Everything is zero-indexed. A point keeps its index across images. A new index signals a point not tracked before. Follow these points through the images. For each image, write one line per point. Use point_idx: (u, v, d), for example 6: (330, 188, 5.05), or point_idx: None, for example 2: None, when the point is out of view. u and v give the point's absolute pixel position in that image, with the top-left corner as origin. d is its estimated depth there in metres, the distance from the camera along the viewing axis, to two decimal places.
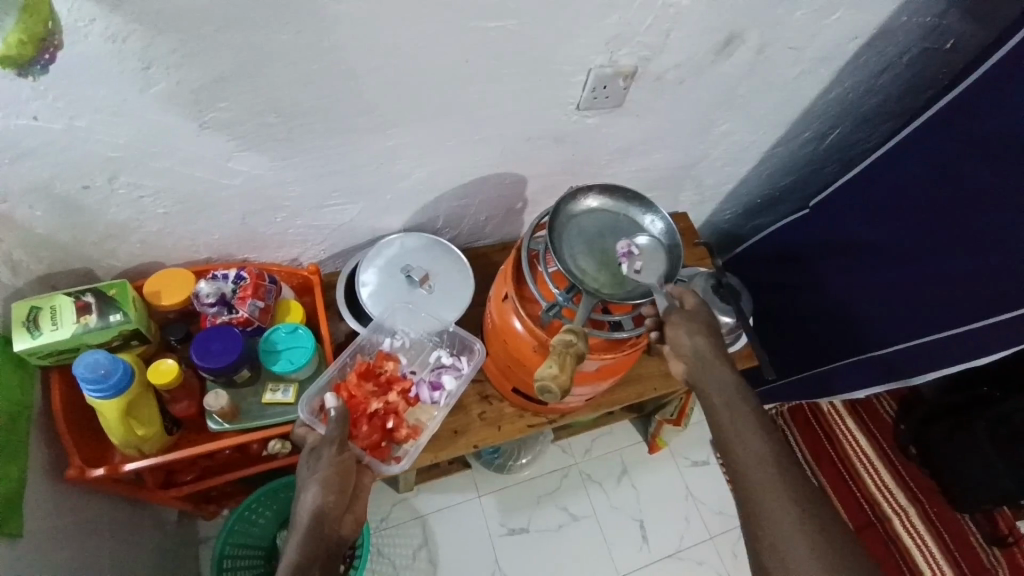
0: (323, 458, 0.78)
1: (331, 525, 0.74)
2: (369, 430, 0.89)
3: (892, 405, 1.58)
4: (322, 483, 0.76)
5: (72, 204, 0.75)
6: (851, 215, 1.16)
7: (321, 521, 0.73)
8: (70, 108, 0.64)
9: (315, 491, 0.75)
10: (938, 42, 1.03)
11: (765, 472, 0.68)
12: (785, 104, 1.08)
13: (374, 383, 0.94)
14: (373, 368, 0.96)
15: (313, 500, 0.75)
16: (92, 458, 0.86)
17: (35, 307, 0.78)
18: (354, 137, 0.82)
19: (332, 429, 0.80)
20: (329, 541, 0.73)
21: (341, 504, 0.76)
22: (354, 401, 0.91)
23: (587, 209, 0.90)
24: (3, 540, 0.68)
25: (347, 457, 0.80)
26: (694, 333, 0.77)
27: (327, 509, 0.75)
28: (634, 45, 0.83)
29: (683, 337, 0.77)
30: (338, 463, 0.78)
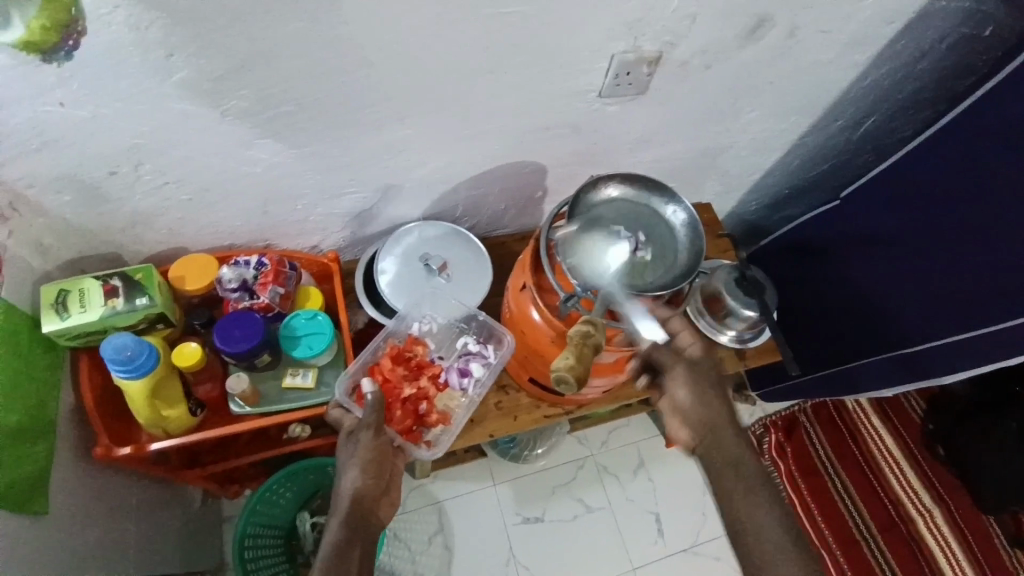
0: (361, 442, 0.81)
1: (369, 508, 0.77)
2: (402, 415, 0.90)
3: (920, 404, 1.55)
4: (361, 467, 0.79)
5: (97, 191, 0.77)
6: (882, 209, 1.12)
7: (359, 505, 0.76)
8: (93, 96, 0.65)
9: (356, 474, 0.78)
10: (981, 27, 0.98)
11: (770, 548, 0.68)
12: (815, 91, 1.04)
13: (405, 367, 0.95)
14: (403, 353, 0.96)
15: (353, 482, 0.78)
16: (118, 438, 0.88)
17: (65, 290, 0.80)
18: (373, 125, 0.82)
19: (369, 414, 0.82)
20: (369, 523, 0.76)
21: (378, 486, 0.79)
22: (387, 386, 0.92)
23: (607, 199, 0.89)
24: (25, 517, 0.72)
25: (382, 441, 0.82)
26: (696, 391, 0.77)
27: (364, 492, 0.78)
28: (659, 30, 0.81)
29: (685, 397, 0.77)
30: (376, 447, 0.81)
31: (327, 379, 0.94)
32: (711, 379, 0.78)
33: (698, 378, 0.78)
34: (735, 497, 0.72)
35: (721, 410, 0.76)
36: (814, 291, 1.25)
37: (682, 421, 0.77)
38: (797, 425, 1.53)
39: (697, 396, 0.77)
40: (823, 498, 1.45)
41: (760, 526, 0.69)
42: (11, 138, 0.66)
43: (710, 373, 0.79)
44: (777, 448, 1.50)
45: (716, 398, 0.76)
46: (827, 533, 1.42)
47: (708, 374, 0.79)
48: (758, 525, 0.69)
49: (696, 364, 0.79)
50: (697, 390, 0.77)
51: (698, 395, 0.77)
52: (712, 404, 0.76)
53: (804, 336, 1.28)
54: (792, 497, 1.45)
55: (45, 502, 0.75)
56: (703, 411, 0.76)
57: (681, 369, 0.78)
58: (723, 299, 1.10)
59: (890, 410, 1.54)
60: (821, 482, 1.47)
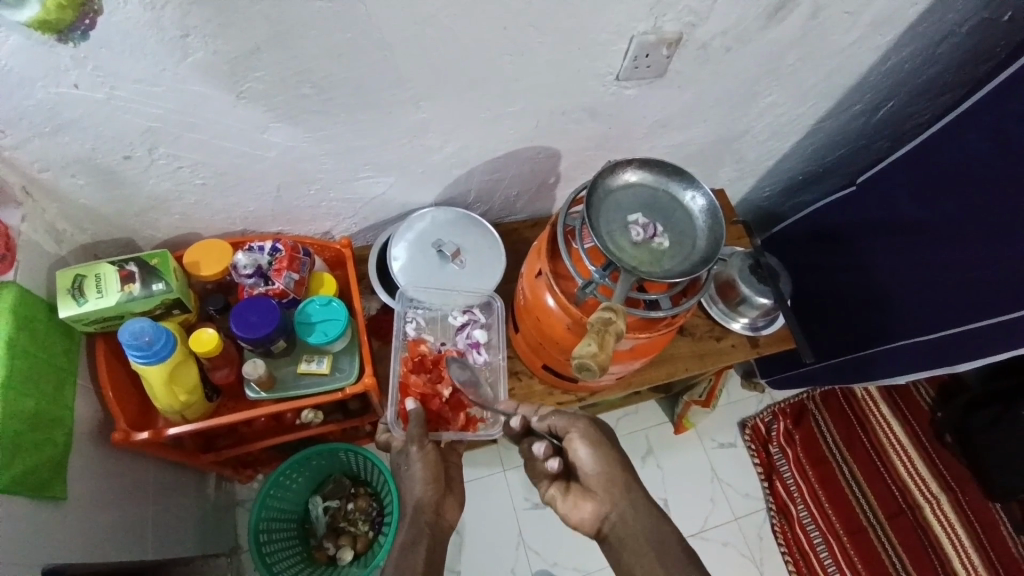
0: (412, 455, 0.80)
1: (434, 515, 0.77)
2: (453, 413, 0.90)
3: (930, 392, 1.54)
4: (420, 476, 0.78)
5: (112, 175, 0.76)
6: (899, 195, 1.10)
7: (422, 513, 0.77)
8: (108, 77, 0.64)
9: (417, 482, 0.78)
10: (1008, 8, 0.96)
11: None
12: (836, 75, 1.02)
13: (426, 371, 0.93)
14: (415, 360, 0.94)
15: (415, 492, 0.78)
16: (135, 423, 0.88)
17: (80, 276, 0.80)
18: (387, 108, 0.80)
19: (412, 428, 0.81)
20: (435, 527, 0.76)
21: (439, 490, 0.79)
22: (424, 397, 0.90)
23: (626, 183, 0.87)
24: (45, 501, 0.73)
25: (431, 450, 0.81)
26: (597, 453, 0.76)
27: (425, 499, 0.77)
28: (680, 11, 0.79)
29: (590, 462, 0.76)
30: (428, 456, 0.80)
31: (342, 365, 0.94)
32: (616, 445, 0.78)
33: (602, 443, 0.77)
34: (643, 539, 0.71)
35: (622, 473, 0.75)
36: (827, 278, 1.24)
37: (595, 492, 0.76)
38: (806, 413, 1.53)
39: (601, 458, 0.76)
40: (830, 486, 1.46)
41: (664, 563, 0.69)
42: (25, 121, 0.66)
43: (611, 435, 0.79)
44: (785, 436, 1.51)
45: (613, 447, 0.77)
46: (835, 520, 1.42)
47: (605, 432, 0.78)
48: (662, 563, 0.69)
49: (598, 430, 0.78)
50: (602, 456, 0.76)
51: (605, 462, 0.76)
52: (612, 470, 0.75)
53: (817, 322, 1.27)
54: (800, 485, 1.46)
55: (62, 488, 0.76)
56: (610, 475, 0.75)
57: (581, 423, 0.78)
58: (737, 286, 1.10)
59: (898, 398, 1.53)
60: (828, 470, 1.47)
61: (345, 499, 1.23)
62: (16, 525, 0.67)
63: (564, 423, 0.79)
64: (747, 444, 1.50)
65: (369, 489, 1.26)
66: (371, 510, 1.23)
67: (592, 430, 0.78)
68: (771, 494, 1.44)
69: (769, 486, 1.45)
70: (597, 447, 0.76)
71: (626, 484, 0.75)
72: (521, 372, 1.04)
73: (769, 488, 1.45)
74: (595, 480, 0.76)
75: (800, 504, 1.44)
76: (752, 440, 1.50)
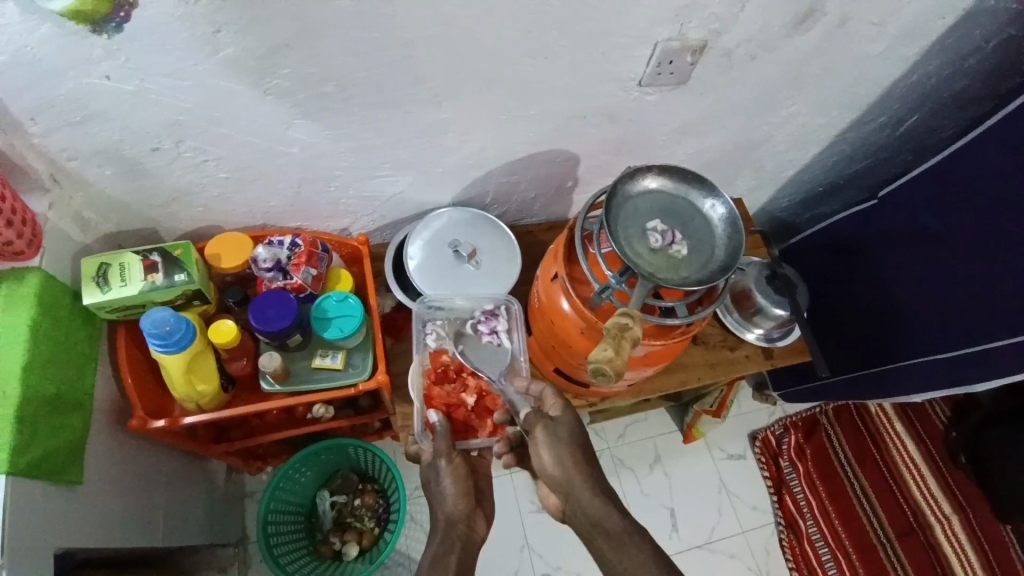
0: (442, 469, 0.80)
1: (467, 526, 0.77)
2: (480, 420, 0.90)
3: (944, 410, 1.51)
4: (451, 488, 0.79)
5: (138, 166, 0.78)
6: (921, 209, 1.09)
7: (454, 525, 0.77)
8: (138, 69, 0.65)
9: (448, 495, 0.79)
10: None
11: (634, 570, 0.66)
12: (859, 86, 1.01)
13: (450, 381, 0.92)
14: (436, 371, 0.92)
15: (446, 505, 0.79)
16: (152, 411, 0.89)
17: (105, 264, 0.82)
18: (408, 107, 0.81)
19: (439, 441, 0.82)
20: (467, 540, 0.76)
21: (470, 502, 0.79)
22: (450, 408, 0.89)
23: (645, 189, 0.87)
24: (61, 485, 0.74)
25: (459, 463, 0.82)
26: (557, 455, 0.74)
27: (456, 511, 0.78)
28: (705, 18, 0.79)
29: (547, 461, 0.74)
30: (458, 470, 0.81)
31: (355, 361, 0.94)
32: (577, 439, 0.76)
33: (560, 439, 0.75)
34: (596, 533, 0.70)
35: (582, 472, 0.74)
36: (845, 291, 1.23)
37: (555, 489, 0.75)
38: (817, 427, 1.51)
39: (559, 460, 0.74)
40: (840, 501, 1.44)
41: (617, 556, 0.68)
42: (57, 110, 0.67)
43: (572, 432, 0.77)
44: (796, 450, 1.49)
45: (572, 447, 0.75)
46: (844, 537, 1.40)
47: (566, 432, 0.76)
48: (615, 556, 0.68)
49: (556, 425, 0.77)
50: (561, 452, 0.74)
51: (561, 458, 0.74)
52: (571, 469, 0.74)
53: (832, 335, 1.26)
54: (810, 499, 1.44)
55: (79, 472, 0.77)
56: (565, 470, 0.74)
57: (541, 429, 0.76)
58: (753, 296, 1.09)
59: (912, 415, 1.51)
60: (839, 486, 1.45)
61: (352, 495, 1.24)
62: (33, 506, 0.68)
63: (528, 424, 0.78)
64: (757, 456, 1.48)
65: (376, 486, 1.26)
66: (377, 507, 1.23)
67: (549, 427, 0.76)
68: (779, 507, 1.43)
69: (777, 499, 1.44)
70: (555, 448, 0.75)
71: (584, 481, 0.73)
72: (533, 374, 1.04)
73: (777, 500, 1.44)
74: (553, 479, 0.75)
75: (808, 518, 1.42)
76: (762, 453, 1.48)
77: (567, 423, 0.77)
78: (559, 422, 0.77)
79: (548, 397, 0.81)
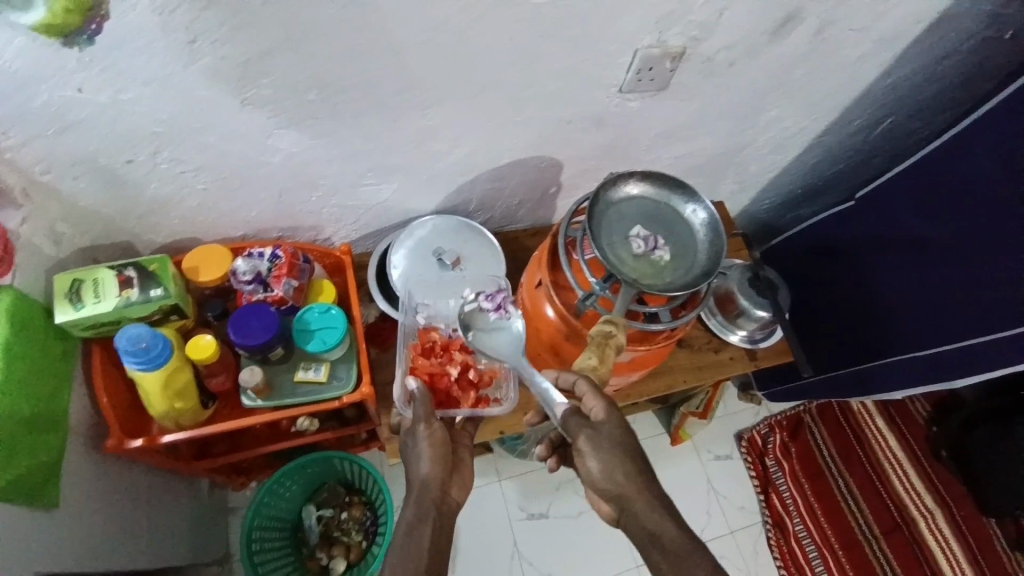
0: (420, 435, 0.77)
1: (440, 493, 0.73)
2: (462, 392, 0.89)
3: (925, 406, 1.54)
4: (427, 453, 0.76)
5: (115, 177, 0.76)
6: (899, 209, 1.11)
7: (428, 492, 0.73)
8: (115, 81, 0.64)
9: (423, 460, 0.76)
10: (1012, 25, 0.96)
11: None
12: (837, 90, 1.03)
13: (436, 355, 0.91)
14: (424, 345, 0.92)
15: (421, 471, 0.75)
16: (130, 430, 0.87)
17: (78, 280, 0.79)
18: (392, 116, 0.81)
19: (418, 408, 0.79)
20: (441, 505, 0.72)
21: (446, 468, 0.75)
22: (433, 377, 0.88)
23: (628, 196, 0.87)
24: (35, 509, 0.72)
25: (438, 429, 0.78)
26: (605, 468, 0.65)
27: (432, 479, 0.74)
28: (686, 25, 0.80)
29: (594, 473, 0.66)
30: (435, 434, 0.77)
31: (339, 373, 0.92)
32: (624, 440, 0.66)
33: (606, 448, 0.66)
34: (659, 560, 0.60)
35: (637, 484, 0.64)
36: (826, 291, 1.25)
37: (606, 501, 0.66)
38: (802, 426, 1.53)
39: (607, 471, 0.65)
40: (826, 501, 1.45)
41: None
42: (29, 122, 0.66)
43: (621, 439, 0.66)
44: (781, 449, 1.51)
45: (620, 458, 0.65)
46: (831, 534, 1.42)
47: (613, 439, 0.66)
48: None
49: (599, 431, 0.67)
50: (609, 461, 0.65)
51: (609, 469, 0.65)
52: (624, 483, 0.64)
53: (813, 335, 1.28)
54: (796, 498, 1.46)
55: (54, 495, 0.75)
56: (614, 480, 0.65)
57: (583, 440, 0.67)
58: (735, 298, 1.10)
59: (893, 411, 1.54)
60: (825, 485, 1.47)
61: (339, 509, 1.22)
62: (8, 530, 0.66)
63: (570, 430, 0.69)
64: (743, 456, 1.49)
65: (363, 498, 1.24)
66: (364, 520, 1.21)
67: (591, 434, 0.67)
68: (766, 507, 1.44)
69: (765, 499, 1.45)
70: (601, 458, 0.66)
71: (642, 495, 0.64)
72: (535, 368, 0.94)
73: (764, 500, 1.45)
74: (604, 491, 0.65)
75: (796, 517, 1.44)
76: (748, 452, 1.50)
77: (611, 426, 0.67)
78: (604, 428, 0.67)
79: (586, 391, 0.71)
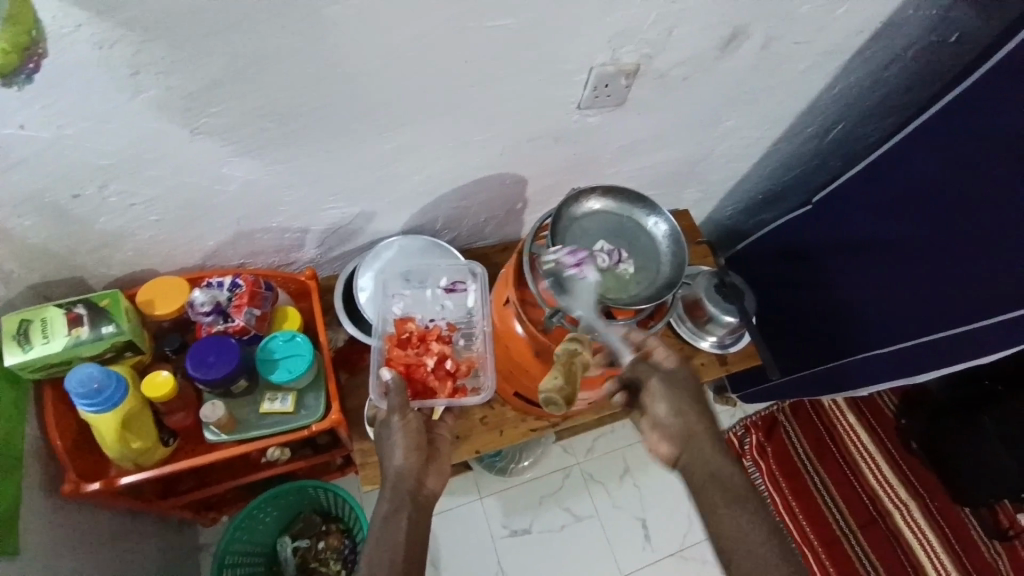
0: (394, 426, 0.78)
1: (415, 483, 0.76)
2: (440, 383, 0.88)
3: (893, 399, 1.58)
4: (402, 443, 0.77)
5: (63, 214, 0.73)
6: (855, 212, 1.14)
7: (403, 482, 0.75)
8: (58, 117, 0.62)
9: (397, 450, 0.77)
10: (955, 29, 1.00)
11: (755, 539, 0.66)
12: (790, 99, 1.06)
13: (412, 347, 0.90)
14: (401, 336, 0.91)
15: (395, 461, 0.77)
16: (88, 472, 0.84)
17: (27, 320, 0.76)
18: (350, 140, 0.80)
19: (393, 398, 0.79)
20: (416, 496, 0.74)
21: (420, 459, 0.77)
22: (410, 368, 0.88)
23: (590, 211, 0.88)
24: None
25: (413, 419, 0.80)
26: (678, 408, 0.75)
27: (407, 469, 0.76)
28: (638, 43, 0.81)
29: (665, 412, 0.75)
30: (410, 425, 0.79)
31: (307, 402, 0.90)
32: (697, 395, 0.77)
33: (679, 391, 0.76)
34: (711, 492, 0.70)
35: (703, 424, 0.74)
36: (791, 293, 1.28)
37: (668, 437, 0.75)
38: (777, 425, 1.56)
39: (679, 411, 0.75)
40: (804, 499, 1.48)
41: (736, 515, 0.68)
42: None
43: (693, 388, 0.77)
44: (757, 448, 1.54)
45: (694, 400, 0.76)
46: (810, 531, 1.44)
47: (688, 385, 0.77)
48: (735, 516, 0.68)
49: (674, 377, 0.77)
50: (681, 402, 0.75)
51: (679, 408, 0.75)
52: (693, 422, 0.74)
53: (782, 337, 1.30)
54: (775, 497, 1.48)
55: (14, 543, 0.71)
56: (684, 422, 0.74)
57: (658, 380, 0.77)
58: (704, 305, 1.12)
59: (863, 406, 1.57)
60: (802, 484, 1.50)
61: (315, 538, 1.19)
62: None
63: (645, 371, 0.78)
64: None
65: (341, 526, 1.21)
66: (342, 549, 1.18)
67: (665, 378, 0.77)
68: None
69: None
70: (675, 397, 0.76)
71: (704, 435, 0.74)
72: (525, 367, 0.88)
73: None
74: (669, 428, 0.75)
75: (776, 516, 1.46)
76: None
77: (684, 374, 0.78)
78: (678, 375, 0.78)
79: (656, 343, 0.80)
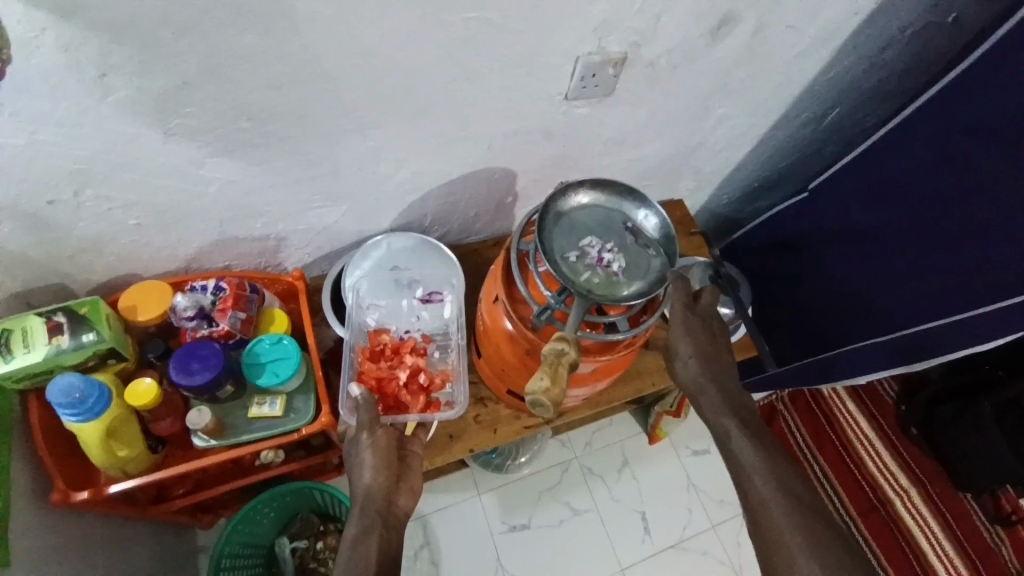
0: (363, 444, 0.79)
1: (385, 502, 0.76)
2: (412, 397, 0.90)
3: (893, 387, 1.55)
4: (371, 463, 0.78)
5: (40, 221, 0.72)
6: (852, 199, 1.12)
7: (373, 500, 0.76)
8: (27, 122, 0.61)
9: (366, 469, 0.78)
10: (953, 9, 0.98)
11: (759, 492, 0.70)
12: (783, 86, 1.04)
13: (385, 360, 0.92)
14: (375, 349, 0.93)
15: (364, 481, 0.77)
16: (77, 481, 0.83)
17: (7, 330, 0.75)
18: (331, 138, 0.78)
19: (362, 415, 0.80)
20: (386, 515, 0.75)
21: (390, 476, 0.78)
22: (382, 382, 0.90)
23: (579, 206, 0.87)
24: None
25: (382, 435, 0.81)
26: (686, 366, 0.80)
27: (376, 488, 0.77)
28: (624, 31, 0.79)
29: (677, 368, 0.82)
30: (379, 442, 0.80)
31: (296, 405, 0.90)
32: (705, 349, 0.80)
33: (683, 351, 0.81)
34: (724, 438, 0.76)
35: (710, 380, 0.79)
36: (789, 282, 1.26)
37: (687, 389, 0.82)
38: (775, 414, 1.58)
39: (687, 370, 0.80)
40: None
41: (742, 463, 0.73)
42: None
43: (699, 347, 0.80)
44: None
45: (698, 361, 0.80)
46: None
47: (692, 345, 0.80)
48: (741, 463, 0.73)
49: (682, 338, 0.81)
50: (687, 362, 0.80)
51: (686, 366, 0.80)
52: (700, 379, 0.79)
53: (780, 327, 1.29)
54: None
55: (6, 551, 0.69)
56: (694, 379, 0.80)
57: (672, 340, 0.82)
58: None
59: (862, 393, 1.56)
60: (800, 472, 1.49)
61: (314, 539, 1.19)
62: None
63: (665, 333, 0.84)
64: None
65: (338, 525, 1.21)
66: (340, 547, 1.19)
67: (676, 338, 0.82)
68: None
69: None
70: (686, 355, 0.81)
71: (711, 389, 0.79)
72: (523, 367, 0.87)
73: None
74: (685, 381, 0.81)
75: None
76: None
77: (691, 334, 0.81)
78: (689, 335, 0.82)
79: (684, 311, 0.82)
